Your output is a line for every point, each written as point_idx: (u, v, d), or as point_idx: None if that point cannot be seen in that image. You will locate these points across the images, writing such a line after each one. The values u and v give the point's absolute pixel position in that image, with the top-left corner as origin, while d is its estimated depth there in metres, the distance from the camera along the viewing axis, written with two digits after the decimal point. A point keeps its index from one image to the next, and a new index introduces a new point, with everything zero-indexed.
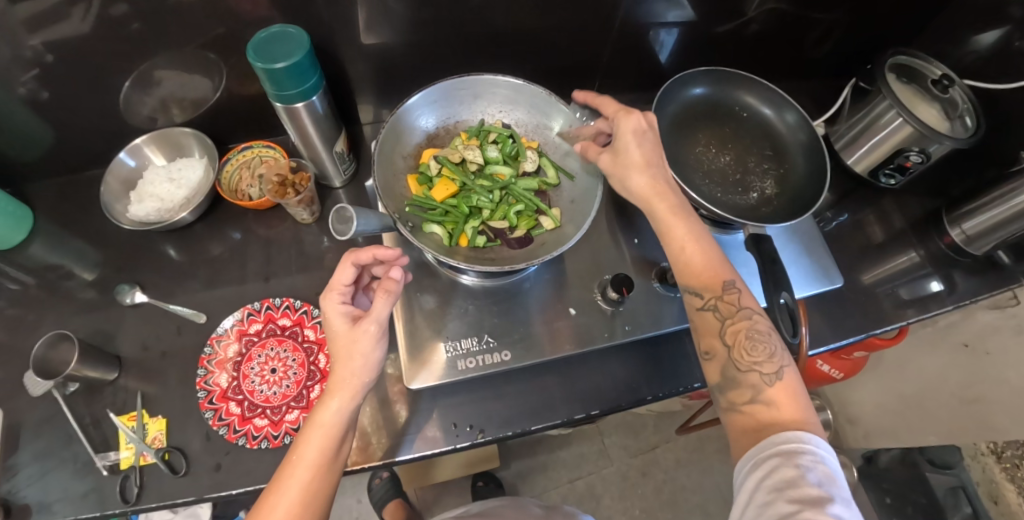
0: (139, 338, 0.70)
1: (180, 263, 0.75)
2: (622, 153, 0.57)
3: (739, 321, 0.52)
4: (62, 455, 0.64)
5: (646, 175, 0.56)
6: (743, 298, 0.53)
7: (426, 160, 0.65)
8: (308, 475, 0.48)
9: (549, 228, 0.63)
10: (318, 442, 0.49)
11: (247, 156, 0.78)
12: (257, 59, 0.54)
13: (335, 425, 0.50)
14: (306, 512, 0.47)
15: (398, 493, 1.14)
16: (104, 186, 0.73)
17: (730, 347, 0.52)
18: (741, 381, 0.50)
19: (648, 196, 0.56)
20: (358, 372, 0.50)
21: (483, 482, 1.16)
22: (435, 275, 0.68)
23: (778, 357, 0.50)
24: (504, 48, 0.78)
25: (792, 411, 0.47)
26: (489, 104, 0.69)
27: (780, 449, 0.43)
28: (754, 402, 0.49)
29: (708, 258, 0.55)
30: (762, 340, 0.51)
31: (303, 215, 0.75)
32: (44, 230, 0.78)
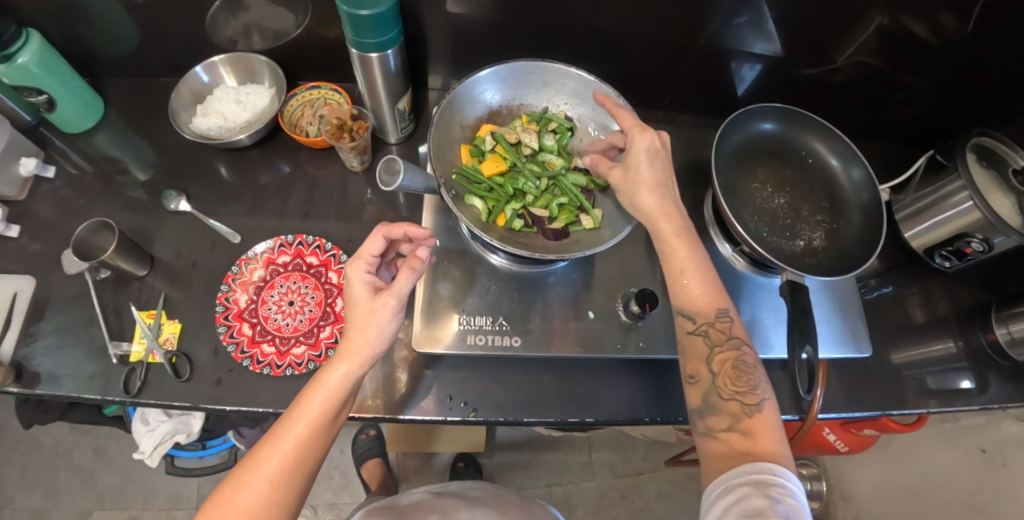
0: (173, 245, 0.72)
1: (225, 181, 0.77)
2: (633, 171, 0.56)
3: (727, 351, 0.53)
4: (83, 335, 0.67)
5: (655, 197, 0.56)
6: (735, 328, 0.54)
7: (483, 134, 0.63)
8: (304, 433, 0.48)
9: (588, 228, 0.61)
10: (319, 403, 0.50)
11: (312, 94, 0.77)
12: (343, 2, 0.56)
13: (339, 388, 0.50)
14: (296, 468, 0.48)
15: (380, 453, 1.15)
16: (175, 94, 0.74)
17: (717, 374, 0.52)
18: (722, 408, 0.51)
19: (655, 217, 0.56)
20: (369, 345, 0.51)
21: (463, 463, 1.16)
22: (462, 248, 0.68)
23: (762, 390, 0.51)
24: (582, 44, 0.78)
25: (767, 443, 0.48)
26: (556, 94, 0.66)
27: (748, 479, 0.44)
28: (732, 430, 0.49)
29: (705, 284, 0.55)
30: (749, 372, 0.52)
31: (353, 162, 0.74)
32: (111, 123, 0.82)
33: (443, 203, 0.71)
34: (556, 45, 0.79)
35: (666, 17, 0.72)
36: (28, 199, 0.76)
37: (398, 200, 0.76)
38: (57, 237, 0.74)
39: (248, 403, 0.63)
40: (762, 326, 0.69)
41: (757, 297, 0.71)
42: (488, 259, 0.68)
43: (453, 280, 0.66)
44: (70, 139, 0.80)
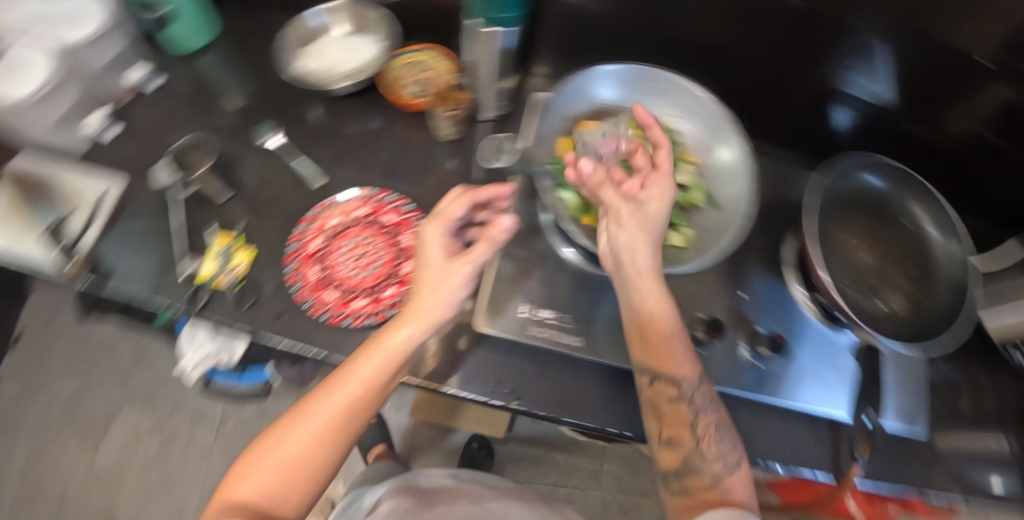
0: (258, 176, 0.74)
1: (315, 124, 0.78)
2: (648, 220, 0.52)
3: (709, 413, 0.51)
4: (158, 244, 0.70)
5: (655, 257, 0.51)
6: (712, 391, 0.53)
7: (586, 130, 0.62)
8: (358, 391, 0.49)
9: (675, 245, 0.59)
10: (376, 365, 0.50)
11: (415, 57, 0.75)
12: None
13: (398, 353, 0.50)
14: (345, 426, 0.48)
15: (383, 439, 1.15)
16: (284, 32, 0.74)
17: (698, 439, 0.50)
18: (701, 471, 0.49)
19: (649, 281, 0.51)
20: (441, 312, 0.52)
21: (477, 444, 1.08)
22: (541, 236, 0.68)
23: (737, 449, 0.51)
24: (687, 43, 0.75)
25: (740, 491, 0.49)
26: (667, 105, 0.64)
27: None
28: (712, 488, 0.48)
29: (684, 350, 0.51)
30: (727, 432, 0.51)
31: (445, 130, 0.75)
32: (218, 47, 0.84)
33: (530, 190, 0.71)
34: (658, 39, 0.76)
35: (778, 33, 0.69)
36: (130, 105, 0.79)
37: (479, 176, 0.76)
38: (149, 146, 0.77)
39: (302, 338, 0.64)
40: (817, 380, 0.65)
41: (827, 352, 0.67)
42: (561, 254, 0.67)
43: (525, 269, 0.66)
44: (176, 55, 0.82)
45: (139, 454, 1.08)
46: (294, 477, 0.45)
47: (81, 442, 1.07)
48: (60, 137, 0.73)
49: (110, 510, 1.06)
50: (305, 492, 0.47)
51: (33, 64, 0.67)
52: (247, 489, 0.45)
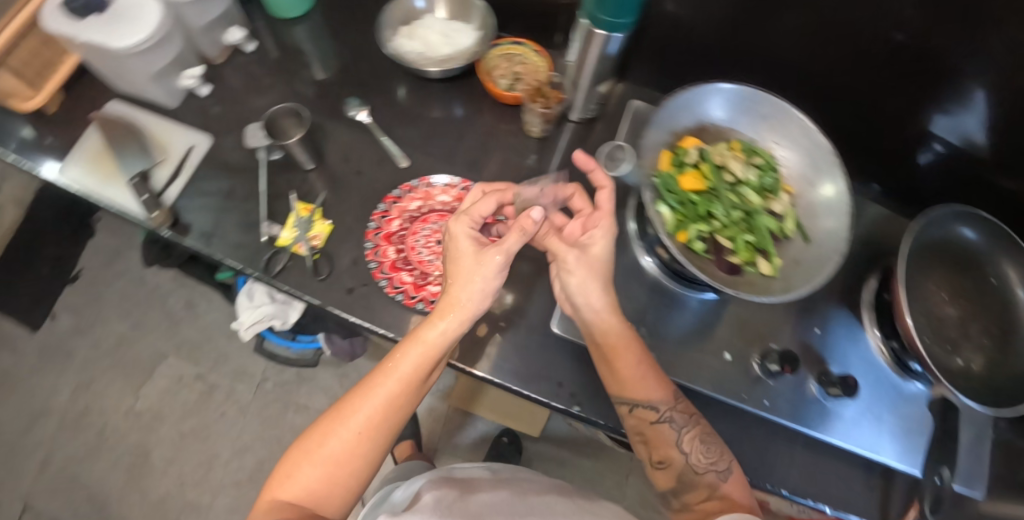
0: (342, 150, 0.73)
1: (403, 105, 0.78)
2: (591, 254, 0.58)
3: (694, 427, 0.54)
4: (238, 205, 0.71)
5: (602, 289, 0.56)
6: (691, 405, 0.56)
7: (688, 145, 0.59)
8: (397, 387, 0.49)
9: (764, 273, 0.56)
10: (415, 359, 0.50)
11: (514, 49, 0.75)
12: None
13: (436, 346, 0.50)
14: (385, 422, 0.49)
15: (413, 434, 1.06)
16: (389, 8, 0.74)
17: (688, 454, 0.53)
18: (697, 483, 0.52)
19: (605, 317, 0.56)
20: (474, 302, 0.51)
21: (507, 440, 1.07)
22: (622, 242, 0.66)
23: (726, 457, 0.53)
24: (773, 63, 0.71)
25: (740, 496, 0.50)
26: (767, 131, 0.62)
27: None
28: (711, 499, 0.50)
29: (649, 369, 0.55)
30: (715, 441, 0.54)
31: (533, 127, 0.73)
32: (313, 17, 0.84)
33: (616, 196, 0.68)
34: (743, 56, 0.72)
35: (870, 66, 0.64)
36: (224, 65, 0.80)
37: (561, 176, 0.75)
38: (237, 107, 0.78)
39: (371, 319, 0.64)
40: (881, 425, 0.63)
41: (894, 400, 0.64)
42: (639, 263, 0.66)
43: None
44: (271, 19, 0.83)
45: (180, 401, 1.12)
46: (338, 475, 0.47)
47: (128, 383, 1.12)
48: (156, 90, 0.74)
49: (148, 450, 1.11)
50: (353, 486, 0.48)
51: (140, 15, 0.67)
52: (293, 487, 0.46)
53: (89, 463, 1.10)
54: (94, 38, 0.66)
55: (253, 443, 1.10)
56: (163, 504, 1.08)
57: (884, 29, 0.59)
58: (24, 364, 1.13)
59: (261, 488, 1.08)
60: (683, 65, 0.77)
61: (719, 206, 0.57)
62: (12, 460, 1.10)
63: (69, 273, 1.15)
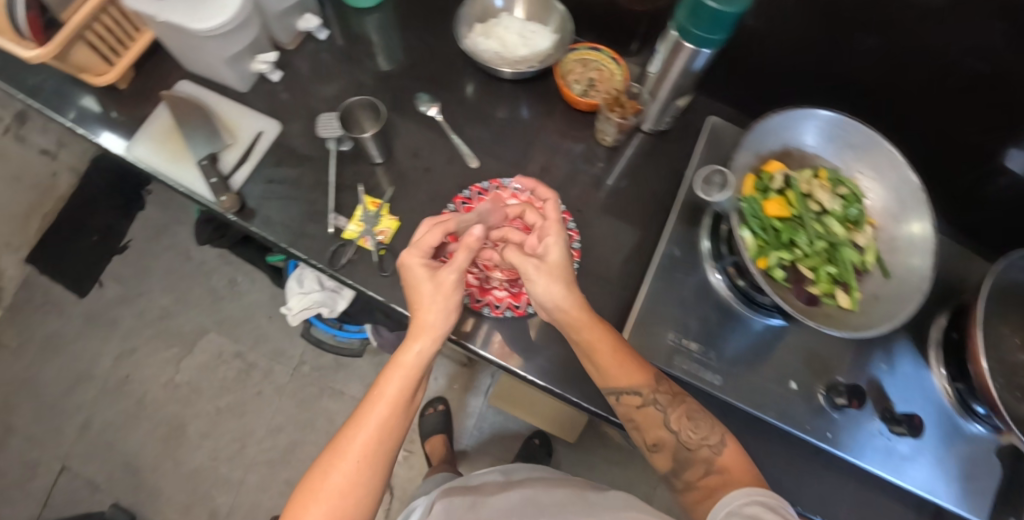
0: (411, 146, 0.73)
1: (472, 104, 0.77)
2: (551, 261, 0.55)
3: (678, 407, 0.54)
4: (304, 194, 0.70)
5: (569, 289, 0.54)
6: (673, 385, 0.55)
7: (773, 170, 0.58)
8: (386, 411, 0.50)
9: (842, 306, 0.55)
10: (398, 382, 0.51)
11: (592, 55, 0.73)
12: None
13: (413, 366, 0.51)
14: (380, 446, 0.49)
15: (445, 430, 1.08)
16: (469, 5, 0.73)
17: (677, 433, 0.54)
18: (693, 459, 0.53)
19: (580, 321, 0.53)
20: (439, 320, 0.52)
21: (538, 442, 1.08)
22: (694, 261, 0.63)
23: (716, 430, 0.54)
24: (839, 87, 0.69)
25: (743, 474, 0.51)
26: (853, 160, 0.60)
27: (754, 497, 0.47)
28: (711, 474, 0.52)
29: (631, 363, 0.53)
30: (702, 415, 0.54)
31: (605, 135, 0.72)
32: (386, 8, 0.83)
33: (691, 212, 0.65)
34: (807, 77, 0.69)
35: (944, 93, 0.62)
36: (294, 52, 0.80)
37: (629, 188, 0.73)
38: (305, 96, 0.78)
39: None
40: (945, 467, 0.61)
41: (961, 443, 0.62)
42: (711, 284, 0.63)
43: (674, 295, 0.61)
44: (342, 8, 0.83)
45: (218, 376, 1.15)
46: (344, 507, 0.47)
47: (171, 354, 1.16)
48: (229, 72, 0.73)
49: (184, 422, 1.13)
50: (362, 512, 0.49)
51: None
52: None
53: (127, 430, 1.13)
54: (174, 18, 0.65)
55: (286, 424, 1.13)
56: (196, 475, 1.11)
57: (963, 60, 0.57)
58: (71, 329, 1.16)
59: (293, 467, 1.11)
60: (754, 82, 0.74)
61: (802, 235, 0.56)
62: (53, 421, 1.13)
63: (117, 244, 1.19)
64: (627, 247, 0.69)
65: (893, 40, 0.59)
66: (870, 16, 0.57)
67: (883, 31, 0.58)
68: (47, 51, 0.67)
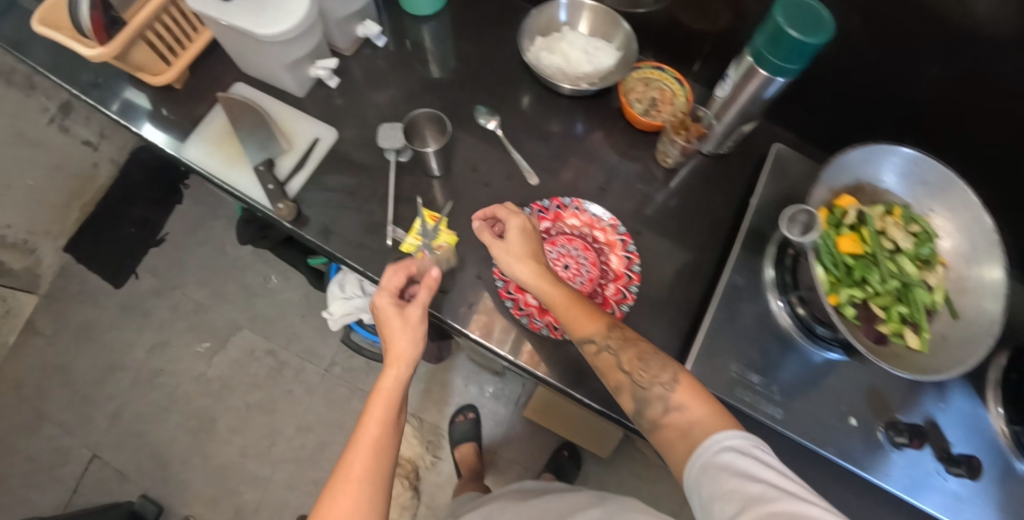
0: (468, 159, 0.72)
1: (529, 119, 0.76)
2: (511, 247, 0.58)
3: (631, 351, 0.52)
4: (360, 204, 0.70)
5: (526, 263, 0.57)
6: (628, 332, 0.54)
7: (847, 205, 0.57)
8: (377, 431, 0.52)
9: (911, 346, 0.54)
10: (383, 404, 0.54)
11: (654, 75, 0.74)
12: (780, 13, 0.52)
13: (393, 389, 0.56)
14: (378, 466, 0.51)
15: (474, 437, 1.09)
16: (534, 18, 0.73)
17: (631, 374, 0.51)
18: (649, 398, 0.49)
19: (537, 284, 0.56)
20: (410, 346, 0.57)
21: (567, 454, 1.09)
22: (757, 290, 0.62)
23: (668, 368, 0.50)
24: (904, 118, 0.67)
25: (702, 407, 0.46)
26: (924, 197, 0.59)
27: (732, 446, 0.42)
28: (669, 412, 0.47)
29: (584, 312, 0.54)
30: (654, 356, 0.51)
31: (666, 156, 0.72)
32: (443, 16, 0.82)
33: (755, 241, 0.64)
34: (872, 106, 0.68)
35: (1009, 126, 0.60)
36: (351, 57, 0.79)
37: (686, 211, 0.72)
38: (361, 102, 0.78)
39: (490, 340, 0.63)
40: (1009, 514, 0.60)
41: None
42: (773, 314, 0.62)
43: (737, 326, 0.61)
44: (399, 15, 0.82)
45: (251, 372, 1.17)
46: None
47: (204, 347, 1.18)
48: (289, 78, 0.73)
49: (215, 417, 1.14)
50: None
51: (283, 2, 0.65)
52: None
53: (158, 421, 1.14)
54: (240, 22, 0.63)
55: (316, 423, 1.14)
56: (224, 470, 1.11)
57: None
58: (107, 318, 1.20)
59: (320, 466, 1.11)
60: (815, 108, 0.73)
61: (875, 273, 0.55)
62: (86, 409, 1.14)
63: (155, 236, 1.23)
64: (686, 272, 0.68)
65: (958, 69, 0.57)
66: (937, 44, 0.56)
67: (947, 58, 0.57)
68: (110, 49, 0.67)
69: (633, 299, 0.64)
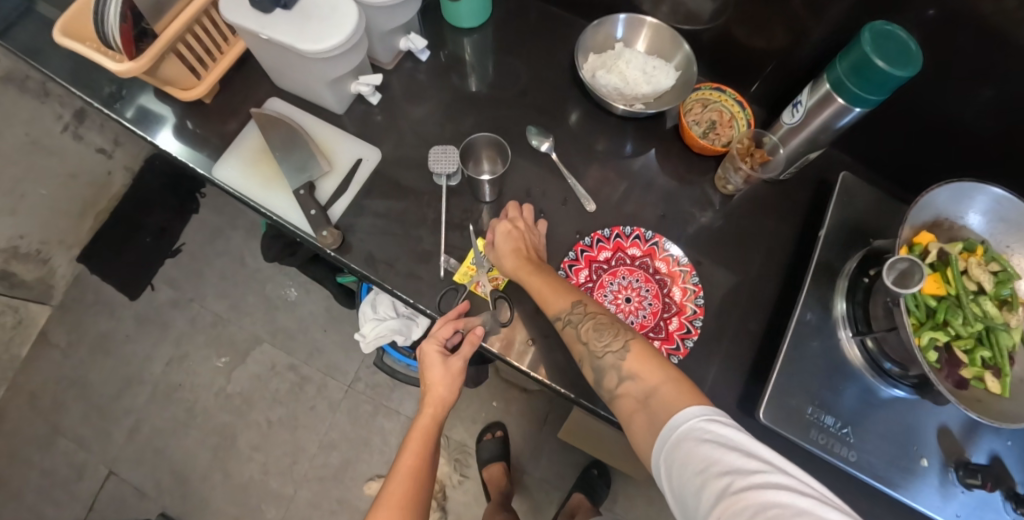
0: (518, 183, 0.69)
1: (579, 138, 0.73)
2: (498, 243, 0.60)
3: (589, 320, 0.53)
4: (407, 231, 0.67)
5: (509, 251, 0.59)
6: (592, 305, 0.55)
7: (927, 243, 0.55)
8: (412, 464, 0.58)
9: (992, 390, 0.53)
10: (417, 438, 0.59)
11: (713, 97, 0.73)
12: (867, 44, 0.49)
13: (430, 427, 0.60)
14: (412, 500, 0.55)
15: (502, 456, 1.08)
16: (592, 34, 0.71)
17: (587, 343, 0.52)
18: (605, 367, 0.50)
19: (512, 268, 0.58)
20: (447, 391, 0.60)
21: (597, 472, 1.08)
22: (829, 327, 0.61)
23: (620, 336, 0.51)
24: (967, 147, 0.63)
25: (654, 374, 0.47)
26: (1004, 235, 0.58)
27: (688, 429, 0.40)
28: (624, 382, 0.48)
29: (550, 286, 0.56)
30: (611, 325, 0.52)
31: (728, 182, 0.69)
32: (487, 28, 0.78)
33: (824, 275, 0.63)
34: (934, 132, 0.64)
35: None
36: (391, 71, 0.76)
37: (745, 237, 0.69)
38: (401, 119, 0.74)
39: (549, 377, 0.60)
40: None
41: None
42: (843, 349, 0.60)
43: (806, 363, 0.59)
44: (441, 26, 0.78)
45: (271, 387, 1.14)
46: None
47: (224, 362, 1.15)
48: (329, 95, 0.70)
49: (235, 433, 1.11)
50: None
51: (321, 16, 0.61)
52: None
53: (177, 437, 1.11)
54: (283, 39, 0.60)
55: (339, 440, 1.11)
56: (245, 488, 1.08)
57: None
58: (123, 331, 1.16)
59: (344, 485, 1.09)
60: (875, 131, 0.69)
61: (958, 315, 0.53)
62: (101, 424, 1.11)
63: (171, 247, 1.19)
64: (747, 303, 0.66)
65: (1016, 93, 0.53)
66: (1000, 67, 0.52)
67: (1002, 82, 0.53)
68: (139, 64, 0.61)
69: (697, 334, 0.63)
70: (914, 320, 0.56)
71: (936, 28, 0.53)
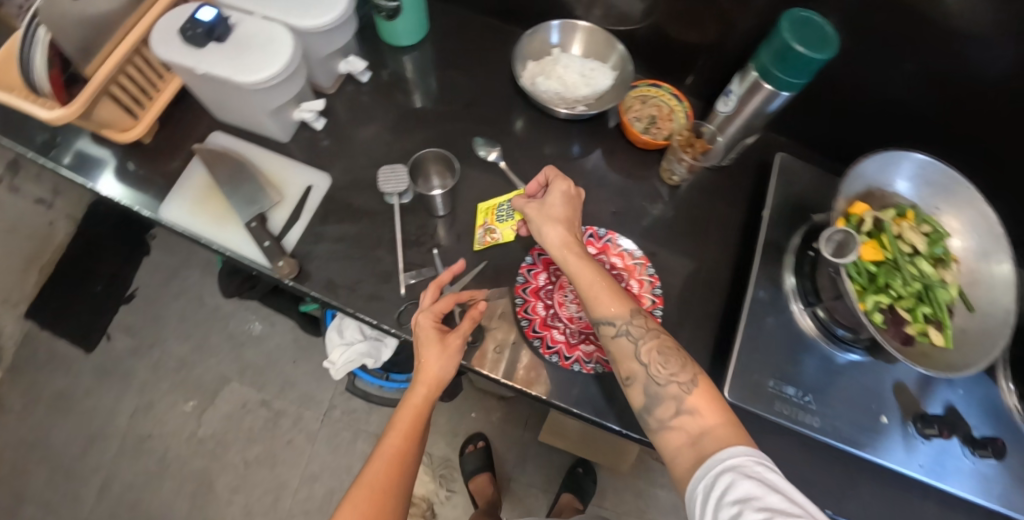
0: (469, 193, 0.70)
1: (526, 144, 0.74)
2: (547, 206, 0.59)
3: (652, 338, 0.50)
4: (364, 252, 0.67)
5: (560, 227, 0.57)
6: (651, 320, 0.52)
7: (862, 213, 0.58)
8: (399, 442, 0.53)
9: (937, 342, 0.56)
10: (405, 417, 0.54)
11: (651, 92, 0.75)
12: (789, 31, 0.52)
13: (421, 406, 0.55)
14: (396, 480, 0.51)
15: (489, 467, 1.07)
16: (527, 42, 0.73)
17: (646, 365, 0.49)
18: (664, 395, 0.47)
19: (560, 248, 0.56)
20: (442, 371, 0.55)
21: (582, 470, 1.09)
22: (780, 301, 0.63)
23: (688, 367, 0.48)
24: (889, 114, 0.67)
25: (716, 414, 0.45)
26: (928, 196, 0.62)
27: (734, 464, 0.39)
28: (682, 414, 0.46)
29: (608, 286, 0.53)
30: (675, 352, 0.49)
31: (674, 173, 0.71)
32: (425, 44, 0.79)
33: (772, 253, 0.65)
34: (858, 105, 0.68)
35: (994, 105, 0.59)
36: (334, 95, 0.76)
37: (694, 224, 0.72)
38: (348, 141, 0.74)
39: (520, 382, 0.60)
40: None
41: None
42: (797, 321, 0.63)
43: (763, 338, 0.62)
44: (379, 46, 0.78)
45: (245, 426, 1.11)
46: None
47: (194, 405, 1.11)
48: (272, 124, 0.69)
49: (211, 477, 1.07)
50: None
51: (255, 45, 0.61)
52: None
53: (151, 488, 1.06)
54: (219, 71, 0.59)
55: (322, 471, 1.09)
56: None
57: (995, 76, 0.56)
58: (82, 385, 1.11)
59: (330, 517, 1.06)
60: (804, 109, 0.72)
61: (897, 277, 0.57)
62: (68, 485, 1.05)
63: (125, 293, 1.15)
64: (702, 287, 0.68)
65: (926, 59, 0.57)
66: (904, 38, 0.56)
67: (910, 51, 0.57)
68: (74, 109, 0.59)
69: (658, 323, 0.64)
70: (858, 286, 0.59)
71: (848, 11, 0.57)
